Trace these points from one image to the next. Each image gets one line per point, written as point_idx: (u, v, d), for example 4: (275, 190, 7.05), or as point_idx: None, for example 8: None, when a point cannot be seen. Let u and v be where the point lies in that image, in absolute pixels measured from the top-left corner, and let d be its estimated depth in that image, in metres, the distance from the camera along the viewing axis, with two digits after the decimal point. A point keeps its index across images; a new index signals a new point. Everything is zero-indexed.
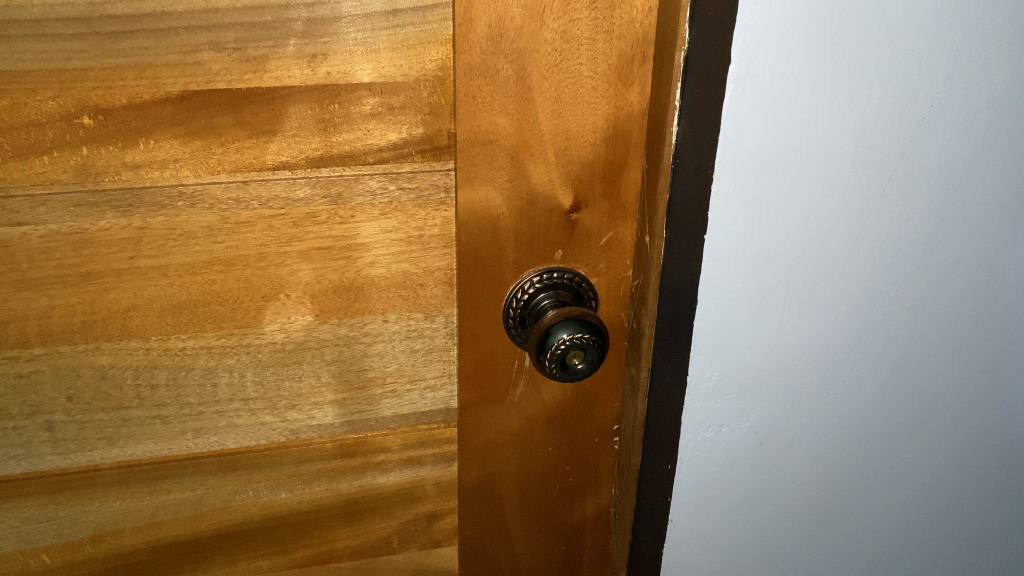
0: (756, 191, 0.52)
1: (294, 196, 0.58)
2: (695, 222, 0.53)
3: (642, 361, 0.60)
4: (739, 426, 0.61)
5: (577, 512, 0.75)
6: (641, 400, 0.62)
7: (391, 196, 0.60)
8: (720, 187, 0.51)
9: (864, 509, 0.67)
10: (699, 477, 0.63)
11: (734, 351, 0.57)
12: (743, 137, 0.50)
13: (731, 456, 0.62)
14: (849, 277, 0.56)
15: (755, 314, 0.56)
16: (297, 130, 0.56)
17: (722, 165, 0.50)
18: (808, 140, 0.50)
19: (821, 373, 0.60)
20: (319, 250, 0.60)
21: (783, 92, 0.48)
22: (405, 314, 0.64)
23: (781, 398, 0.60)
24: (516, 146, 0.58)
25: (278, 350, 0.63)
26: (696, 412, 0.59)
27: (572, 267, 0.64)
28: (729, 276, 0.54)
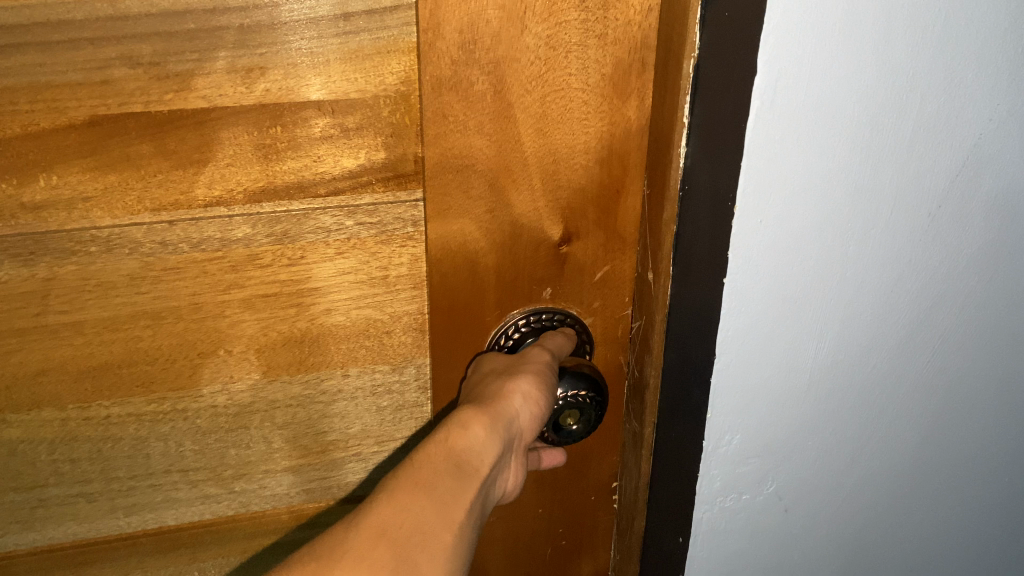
0: (784, 226, 0.43)
1: (232, 237, 0.49)
2: (712, 263, 0.44)
3: (646, 415, 0.54)
4: (762, 493, 0.52)
5: (572, 575, 0.68)
6: (647, 459, 0.55)
7: (348, 233, 0.51)
8: (743, 222, 0.42)
9: (899, 572, 0.59)
10: (717, 550, 0.54)
11: (755, 409, 0.49)
12: (768, 163, 0.41)
13: (752, 525, 0.54)
14: (888, 323, 0.48)
15: (781, 366, 0.48)
16: (233, 159, 0.47)
17: (745, 196, 0.42)
18: (846, 165, 0.42)
19: (855, 430, 0.51)
20: (264, 298, 0.51)
21: (819, 112, 0.40)
22: (369, 367, 0.55)
23: (810, 460, 0.52)
24: (495, 172, 0.49)
25: (220, 414, 0.54)
26: (713, 480, 0.51)
27: (563, 307, 0.55)
28: (752, 324, 0.46)
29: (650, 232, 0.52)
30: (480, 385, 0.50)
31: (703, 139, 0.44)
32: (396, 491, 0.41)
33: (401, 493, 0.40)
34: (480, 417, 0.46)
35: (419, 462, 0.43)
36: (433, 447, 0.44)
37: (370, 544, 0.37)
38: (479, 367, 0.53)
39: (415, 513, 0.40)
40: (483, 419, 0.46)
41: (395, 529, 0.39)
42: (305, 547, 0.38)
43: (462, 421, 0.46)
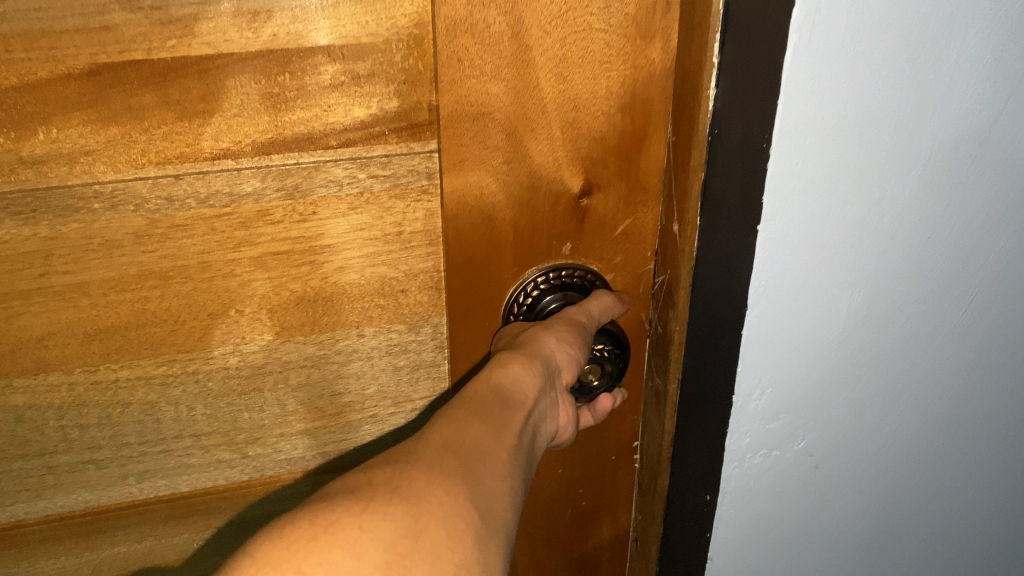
0: (820, 170, 0.41)
1: (241, 191, 0.47)
2: (746, 210, 0.42)
3: (670, 372, 0.51)
4: (792, 449, 0.51)
5: (593, 537, 0.67)
6: (671, 418, 0.53)
7: (361, 186, 0.49)
8: (778, 165, 0.40)
9: (928, 531, 0.58)
10: (744, 509, 0.53)
11: (786, 363, 0.47)
12: (805, 102, 0.39)
13: (781, 483, 0.52)
14: (924, 272, 0.46)
15: (813, 319, 0.46)
16: (240, 108, 0.45)
17: (781, 138, 0.40)
18: (885, 105, 0.40)
19: (887, 384, 0.50)
20: (275, 256, 0.49)
21: (860, 45, 0.38)
22: (384, 326, 0.53)
23: (840, 416, 0.50)
24: (513, 120, 0.47)
25: (232, 376, 0.53)
26: (742, 436, 0.50)
27: (583, 263, 0.53)
28: (784, 275, 0.44)
29: (676, 182, 0.50)
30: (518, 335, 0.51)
31: (734, 79, 0.41)
32: (450, 420, 0.43)
33: (457, 420, 0.43)
34: (516, 367, 0.47)
35: (461, 408, 0.44)
36: (482, 392, 0.45)
37: (439, 452, 0.40)
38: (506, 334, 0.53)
39: (471, 433, 0.42)
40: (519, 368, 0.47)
41: (457, 445, 0.41)
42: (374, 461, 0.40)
43: (499, 371, 0.47)
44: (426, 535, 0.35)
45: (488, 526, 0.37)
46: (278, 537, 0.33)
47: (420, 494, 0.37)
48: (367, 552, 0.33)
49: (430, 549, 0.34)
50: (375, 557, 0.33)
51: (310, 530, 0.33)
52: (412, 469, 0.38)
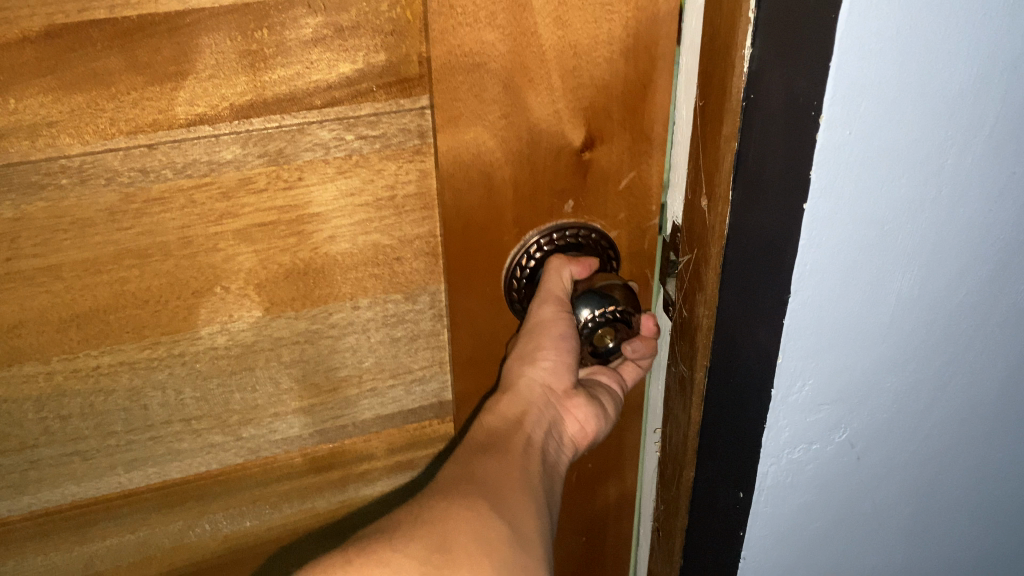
0: (876, 132, 0.38)
1: (221, 159, 0.44)
2: (788, 190, 0.40)
3: (699, 361, 0.50)
4: (833, 440, 0.51)
5: (600, 498, 0.65)
6: (698, 407, 0.52)
7: (348, 148, 0.45)
8: (831, 130, 0.37)
9: (962, 479, 0.57)
10: (782, 478, 0.53)
11: (830, 352, 0.47)
12: (862, 61, 0.36)
13: (820, 448, 0.52)
14: (974, 243, 0.45)
15: (860, 286, 0.44)
16: (215, 69, 0.41)
17: (833, 100, 0.36)
18: (949, 58, 0.37)
19: (928, 342, 0.49)
20: (261, 227, 0.46)
21: (920, 23, 0.35)
22: (380, 297, 0.51)
23: (882, 378, 0.49)
24: (510, 71, 0.44)
25: (221, 356, 0.50)
26: (781, 431, 0.50)
27: (586, 220, 0.51)
28: (834, 245, 0.42)
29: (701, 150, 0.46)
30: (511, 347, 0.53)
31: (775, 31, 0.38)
32: (459, 457, 0.48)
33: (468, 457, 0.48)
34: (505, 405, 0.51)
35: (467, 445, 0.49)
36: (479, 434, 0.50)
37: (453, 480, 0.45)
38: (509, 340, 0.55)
39: (482, 461, 0.47)
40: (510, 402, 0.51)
41: (471, 476, 0.46)
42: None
43: (490, 418, 0.51)
44: (458, 549, 0.40)
45: (517, 538, 0.43)
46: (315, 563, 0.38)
47: (442, 515, 0.42)
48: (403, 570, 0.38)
49: (463, 558, 0.40)
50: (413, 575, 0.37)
51: (345, 556, 0.38)
52: (431, 497, 0.44)
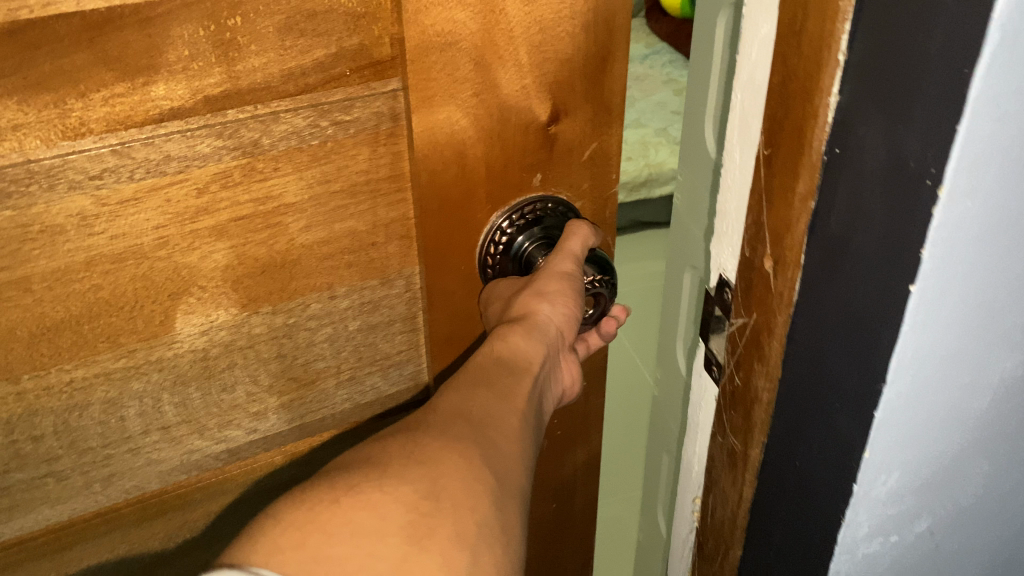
0: (988, 229, 0.39)
1: (195, 154, 0.42)
2: (888, 272, 0.41)
3: (754, 434, 0.55)
4: (913, 526, 0.53)
5: (568, 465, 0.67)
6: (749, 484, 0.58)
7: (322, 136, 0.45)
8: (946, 224, 0.38)
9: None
10: (864, 557, 0.53)
11: (927, 443, 0.48)
12: (983, 150, 0.36)
13: (902, 527, 0.52)
14: None
15: (957, 377, 0.45)
16: (187, 61, 0.40)
17: (954, 182, 0.37)
18: None
19: (1015, 421, 0.49)
20: (237, 221, 0.45)
21: None
22: (357, 284, 0.50)
23: (969, 456, 0.50)
24: (481, 49, 0.45)
25: (199, 359, 0.48)
26: (861, 525, 0.51)
27: (553, 192, 0.52)
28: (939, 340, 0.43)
29: (768, 209, 0.47)
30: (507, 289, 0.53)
31: (877, 87, 0.38)
32: (459, 388, 0.47)
33: (465, 386, 0.47)
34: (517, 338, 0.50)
35: (468, 378, 0.48)
36: (483, 364, 0.49)
37: (448, 420, 0.44)
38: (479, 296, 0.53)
39: (482, 399, 0.46)
40: (515, 340, 0.50)
41: (467, 411, 0.45)
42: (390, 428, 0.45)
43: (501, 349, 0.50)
44: (446, 496, 0.39)
45: (504, 488, 0.42)
46: (304, 501, 0.37)
47: (436, 459, 0.41)
48: (388, 512, 0.37)
49: (452, 507, 0.39)
50: (399, 518, 0.37)
51: (334, 494, 0.37)
52: (426, 437, 0.43)
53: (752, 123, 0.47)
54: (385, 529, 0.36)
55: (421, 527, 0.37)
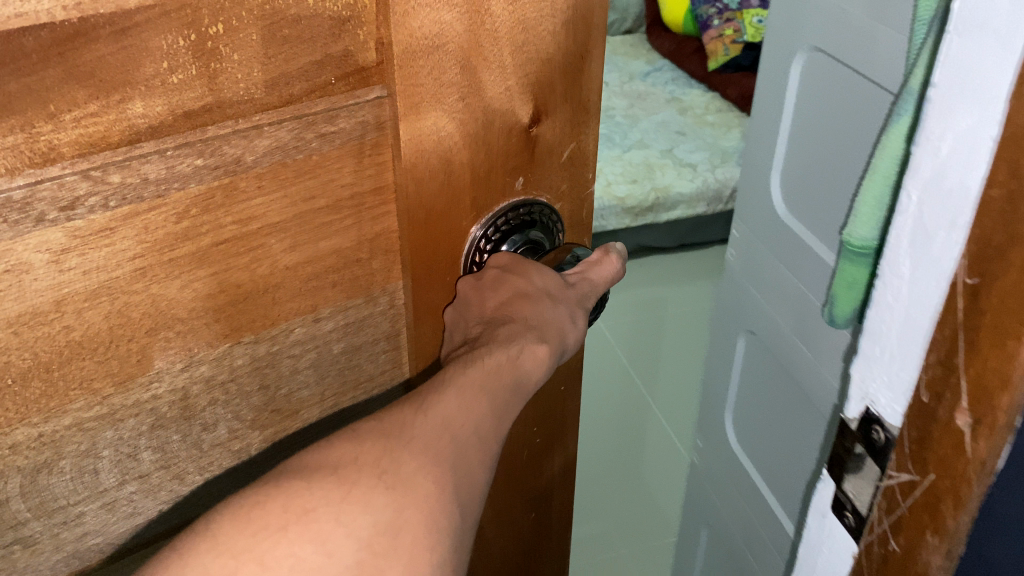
0: None
1: (174, 175, 0.39)
2: None
3: None
4: None
5: (547, 472, 0.65)
6: None
7: (307, 149, 0.42)
8: None
9: None
10: None
11: None
12: None
13: None
14: None
15: None
16: (166, 75, 0.37)
17: None
18: None
19: None
20: (218, 246, 0.42)
21: None
22: (342, 304, 0.48)
23: None
24: (466, 51, 0.43)
25: (178, 399, 0.45)
26: None
27: (535, 196, 0.51)
28: None
29: (968, 358, 0.38)
30: (545, 279, 0.51)
31: None
32: (461, 391, 0.44)
33: (469, 391, 0.44)
34: (541, 350, 0.49)
35: (478, 378, 0.45)
36: (499, 364, 0.46)
37: (437, 435, 0.41)
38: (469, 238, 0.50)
39: (477, 414, 0.43)
40: (524, 359, 0.48)
41: (458, 428, 0.42)
42: (371, 420, 0.41)
43: (527, 351, 0.48)
44: (407, 532, 0.37)
45: (463, 517, 0.41)
46: (251, 524, 0.35)
47: (407, 483, 0.39)
48: (337, 549, 0.36)
49: (411, 545, 0.37)
50: (346, 557, 0.36)
51: (283, 519, 0.36)
52: (405, 452, 0.40)
53: (934, 240, 0.38)
54: (326, 568, 0.35)
55: (368, 570, 0.36)
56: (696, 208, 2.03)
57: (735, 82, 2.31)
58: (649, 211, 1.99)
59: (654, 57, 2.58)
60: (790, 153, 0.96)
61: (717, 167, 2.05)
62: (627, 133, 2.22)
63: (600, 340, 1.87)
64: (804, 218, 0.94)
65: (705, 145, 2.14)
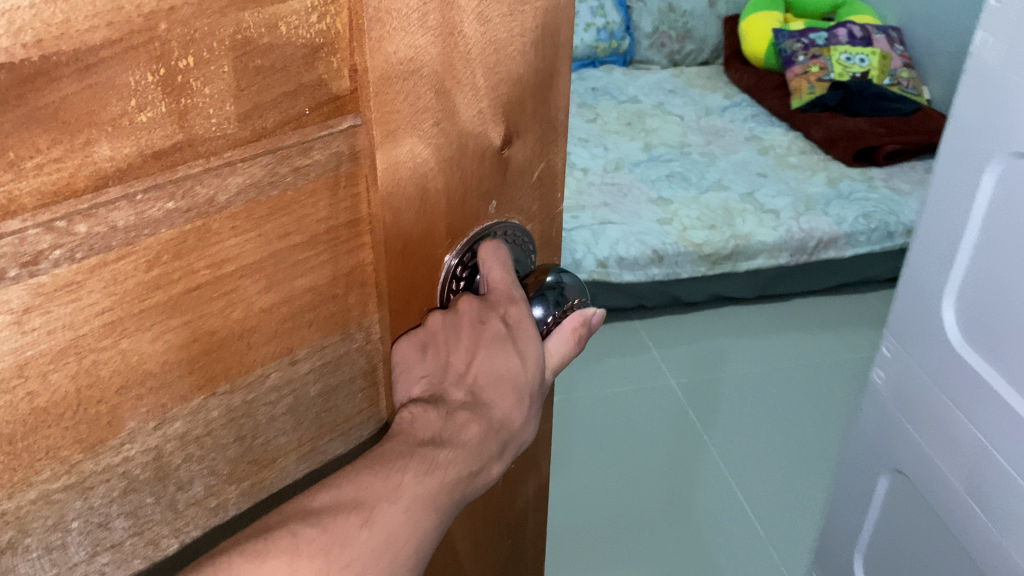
0: None
1: (144, 220, 0.36)
2: None
3: None
4: None
5: (521, 498, 0.64)
6: None
7: (282, 184, 0.40)
8: None
9: None
10: None
11: None
12: None
13: None
14: None
15: None
16: (134, 114, 0.34)
17: None
18: None
19: None
20: (192, 293, 0.39)
21: None
22: (318, 343, 0.46)
23: None
24: (442, 74, 0.42)
25: (152, 459, 0.41)
26: None
27: (507, 218, 0.50)
28: None
29: None
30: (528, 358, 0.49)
31: None
32: (409, 505, 0.43)
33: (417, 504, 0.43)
34: (491, 457, 0.48)
35: (427, 485, 0.44)
36: (447, 462, 0.46)
37: (376, 554, 0.41)
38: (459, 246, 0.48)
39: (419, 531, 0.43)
40: (471, 483, 0.47)
41: (397, 539, 0.42)
42: (314, 525, 0.40)
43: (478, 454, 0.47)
44: None
45: None
46: None
47: None
48: None
49: None
50: None
51: None
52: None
53: None
54: None
55: None
56: (777, 258, 1.96)
57: (823, 120, 2.34)
58: (728, 258, 1.94)
59: (730, 90, 2.64)
60: (975, 274, 0.87)
61: (802, 213, 2.02)
62: (698, 174, 2.20)
63: (660, 395, 1.76)
64: (986, 355, 0.87)
65: (787, 189, 2.14)
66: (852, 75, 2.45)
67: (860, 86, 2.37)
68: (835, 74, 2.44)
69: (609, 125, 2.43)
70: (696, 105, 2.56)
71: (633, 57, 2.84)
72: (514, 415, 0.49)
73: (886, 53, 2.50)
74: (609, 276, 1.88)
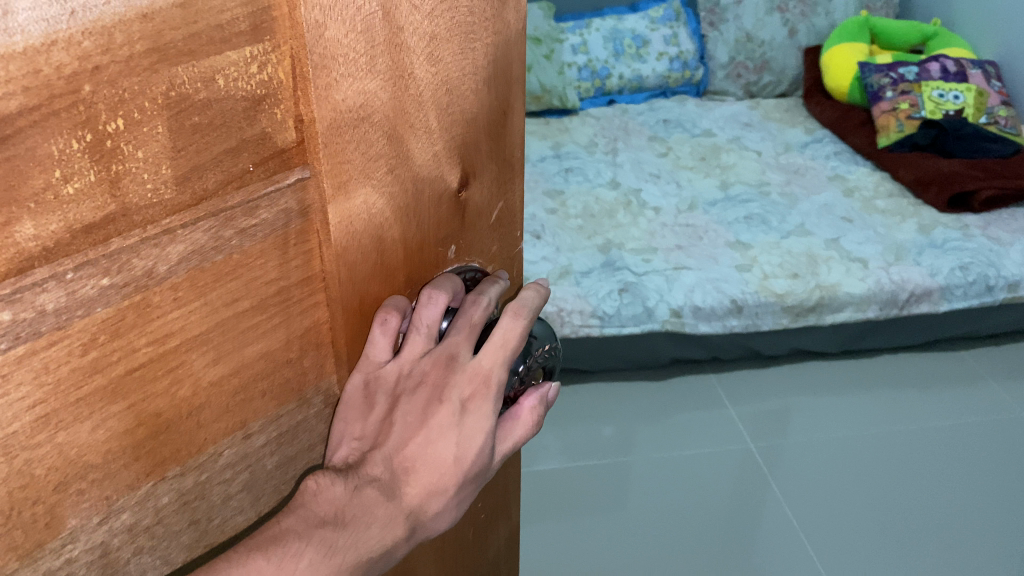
0: None
1: (76, 302, 0.32)
2: None
3: None
4: None
5: (492, 546, 0.61)
6: None
7: (228, 249, 0.37)
8: None
9: None
10: None
11: None
12: None
13: None
14: None
15: None
16: (58, 187, 0.30)
17: None
18: None
19: None
20: (133, 374, 0.35)
21: None
22: (274, 414, 0.43)
23: None
24: (393, 119, 0.39)
25: (99, 557, 0.37)
26: None
27: (466, 262, 0.48)
28: None
29: None
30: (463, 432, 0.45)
31: None
32: None
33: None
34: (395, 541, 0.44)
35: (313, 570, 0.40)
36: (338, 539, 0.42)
37: None
38: (440, 299, 0.44)
39: None
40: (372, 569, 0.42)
41: None
42: None
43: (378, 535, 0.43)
44: None
45: None
46: None
47: None
48: None
49: None
50: None
51: None
52: None
53: None
54: None
55: None
56: (864, 312, 1.66)
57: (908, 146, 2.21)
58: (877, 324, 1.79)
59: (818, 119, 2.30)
60: None
61: (892, 263, 1.72)
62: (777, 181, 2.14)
63: (833, 442, 1.55)
64: None
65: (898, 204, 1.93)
66: (947, 113, 2.08)
67: (957, 120, 2.06)
68: (927, 111, 2.07)
69: (684, 159, 2.12)
70: (778, 138, 2.22)
71: (708, 88, 2.45)
72: (430, 499, 0.44)
73: (982, 89, 2.10)
74: (684, 327, 1.61)
